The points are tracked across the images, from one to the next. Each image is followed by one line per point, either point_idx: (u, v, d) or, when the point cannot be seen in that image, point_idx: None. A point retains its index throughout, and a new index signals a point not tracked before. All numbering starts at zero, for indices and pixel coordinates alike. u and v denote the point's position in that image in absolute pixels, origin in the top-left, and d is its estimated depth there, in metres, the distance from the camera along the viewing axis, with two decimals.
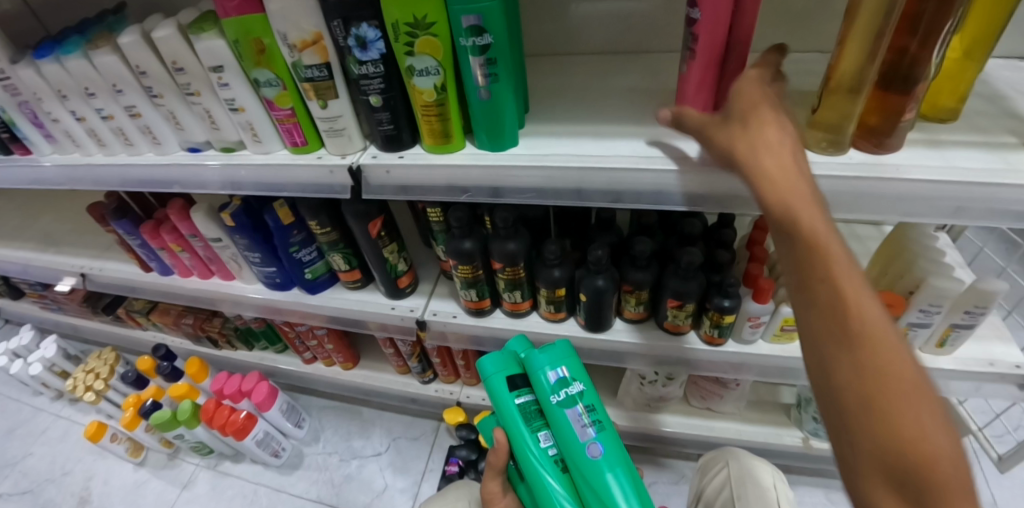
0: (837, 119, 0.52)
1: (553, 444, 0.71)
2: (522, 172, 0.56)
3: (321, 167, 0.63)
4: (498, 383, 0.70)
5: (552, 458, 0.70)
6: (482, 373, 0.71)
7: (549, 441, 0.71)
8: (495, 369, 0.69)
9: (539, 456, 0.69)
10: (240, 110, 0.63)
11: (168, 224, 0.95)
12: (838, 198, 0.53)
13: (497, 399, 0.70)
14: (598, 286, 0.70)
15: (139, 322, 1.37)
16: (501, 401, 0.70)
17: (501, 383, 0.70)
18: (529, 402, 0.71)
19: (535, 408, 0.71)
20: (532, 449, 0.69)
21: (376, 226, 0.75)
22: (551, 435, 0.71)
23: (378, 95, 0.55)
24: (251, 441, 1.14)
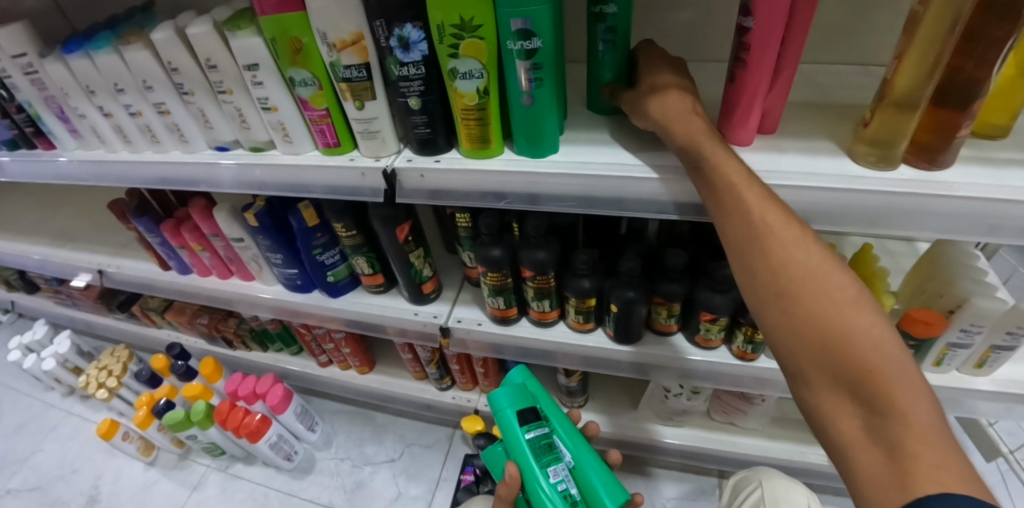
0: (888, 135, 0.49)
1: (563, 480, 0.70)
2: (562, 180, 0.54)
3: (352, 169, 0.62)
4: (510, 417, 0.70)
5: (562, 494, 0.69)
6: (494, 406, 0.72)
7: (560, 477, 0.70)
8: (506, 402, 0.71)
9: (549, 492, 0.68)
10: (272, 110, 0.62)
11: (190, 223, 0.95)
12: (891, 214, 0.51)
13: (508, 430, 0.71)
14: (630, 297, 0.68)
15: (154, 320, 1.36)
16: (513, 434, 0.70)
17: (512, 417, 0.70)
18: (539, 436, 0.71)
19: (546, 442, 0.71)
20: (543, 485, 0.69)
21: (404, 231, 0.74)
22: (562, 470, 0.70)
23: (418, 97, 0.53)
24: (264, 444, 1.13)
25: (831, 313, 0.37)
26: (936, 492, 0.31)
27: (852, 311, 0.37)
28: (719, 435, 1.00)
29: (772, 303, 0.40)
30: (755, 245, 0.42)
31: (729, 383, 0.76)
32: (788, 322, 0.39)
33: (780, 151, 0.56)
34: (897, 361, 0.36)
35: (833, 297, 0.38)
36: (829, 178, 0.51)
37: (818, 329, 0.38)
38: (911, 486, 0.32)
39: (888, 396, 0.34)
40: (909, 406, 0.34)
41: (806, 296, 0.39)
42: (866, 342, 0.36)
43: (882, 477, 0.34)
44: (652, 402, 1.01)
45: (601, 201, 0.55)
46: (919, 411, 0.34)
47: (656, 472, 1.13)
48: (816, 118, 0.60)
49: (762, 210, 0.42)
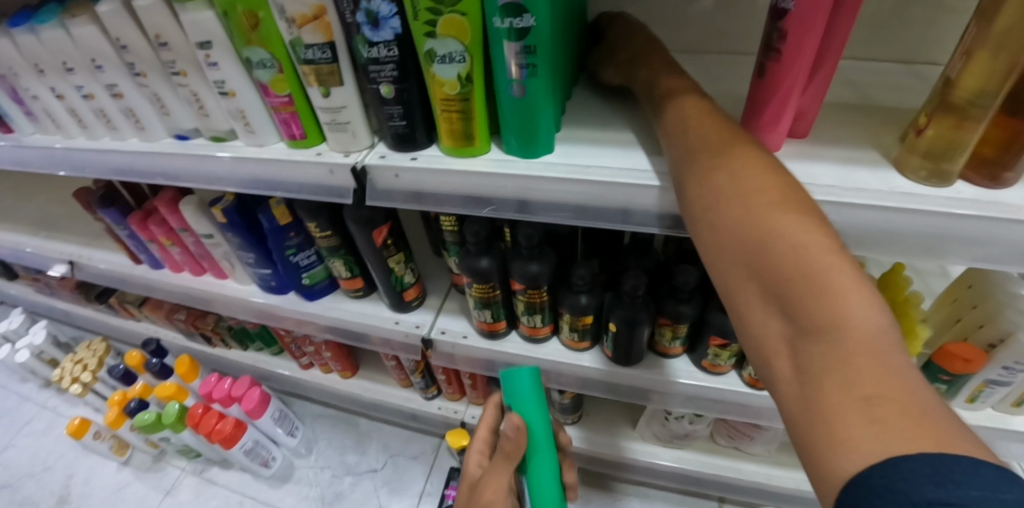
0: (945, 147, 0.41)
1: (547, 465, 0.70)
2: (557, 186, 0.46)
3: (320, 165, 0.55)
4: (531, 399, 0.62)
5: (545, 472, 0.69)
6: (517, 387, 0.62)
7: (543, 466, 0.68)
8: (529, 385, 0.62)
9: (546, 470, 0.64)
10: (230, 95, 0.54)
11: (158, 216, 0.88)
12: (943, 240, 0.43)
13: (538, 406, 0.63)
14: (631, 317, 0.61)
15: (132, 314, 1.31)
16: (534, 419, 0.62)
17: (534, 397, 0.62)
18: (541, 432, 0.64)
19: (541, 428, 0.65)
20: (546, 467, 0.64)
21: (382, 234, 0.66)
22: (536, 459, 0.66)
23: (390, 84, 0.46)
24: (238, 450, 1.07)
25: (756, 232, 0.31)
26: (866, 438, 0.24)
27: (776, 221, 0.31)
28: (722, 460, 0.93)
29: (709, 233, 0.35)
30: (708, 181, 0.36)
31: (736, 413, 0.69)
32: (720, 247, 0.34)
33: (814, 160, 0.48)
34: (834, 270, 0.28)
35: (751, 199, 0.32)
36: (874, 193, 0.43)
37: (743, 254, 0.32)
38: (828, 420, 0.26)
39: (804, 313, 0.28)
40: (852, 341, 0.26)
41: (735, 215, 0.33)
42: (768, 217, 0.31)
43: (817, 413, 0.27)
44: (651, 422, 0.94)
45: (606, 212, 0.47)
46: (866, 336, 0.26)
47: (652, 493, 1.06)
48: (853, 123, 0.52)
49: (722, 174, 0.35)
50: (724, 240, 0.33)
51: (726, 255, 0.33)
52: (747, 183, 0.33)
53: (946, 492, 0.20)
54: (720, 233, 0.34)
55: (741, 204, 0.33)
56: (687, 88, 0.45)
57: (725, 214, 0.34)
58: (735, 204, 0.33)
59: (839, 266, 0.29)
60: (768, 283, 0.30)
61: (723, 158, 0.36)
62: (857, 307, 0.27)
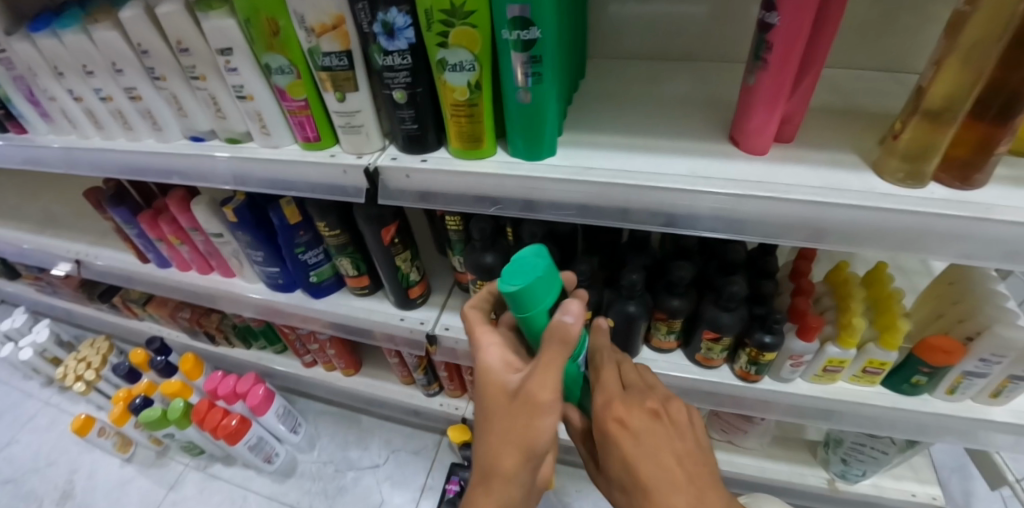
0: (919, 150, 0.44)
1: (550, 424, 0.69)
2: (560, 186, 0.49)
3: (333, 165, 0.57)
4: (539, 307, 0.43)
5: None
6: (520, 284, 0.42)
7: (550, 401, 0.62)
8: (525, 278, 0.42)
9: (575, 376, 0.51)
10: (248, 99, 0.57)
11: (168, 215, 0.90)
12: (920, 238, 0.46)
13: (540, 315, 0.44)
14: (629, 312, 0.64)
15: (136, 311, 1.32)
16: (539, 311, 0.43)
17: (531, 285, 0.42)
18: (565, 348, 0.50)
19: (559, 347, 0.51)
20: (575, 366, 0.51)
21: (390, 232, 0.69)
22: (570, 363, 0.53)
23: (403, 90, 0.49)
24: (243, 445, 1.09)
25: (546, 448, 0.42)
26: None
27: (538, 430, 0.41)
28: (715, 453, 0.96)
29: (546, 451, 0.44)
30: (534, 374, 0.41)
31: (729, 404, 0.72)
32: (545, 449, 0.43)
33: (800, 163, 0.51)
34: (629, 458, 0.45)
35: (543, 449, 0.42)
36: (856, 194, 0.46)
37: (528, 456, 0.42)
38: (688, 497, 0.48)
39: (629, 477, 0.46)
40: (664, 494, 0.44)
41: (539, 453, 0.42)
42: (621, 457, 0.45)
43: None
44: None
45: (606, 210, 0.50)
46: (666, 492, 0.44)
47: None
48: (838, 128, 0.55)
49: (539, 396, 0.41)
50: (543, 453, 0.42)
51: (548, 446, 0.43)
52: (536, 417, 0.41)
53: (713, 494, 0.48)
54: (544, 442, 0.43)
55: (530, 433, 0.41)
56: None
57: (540, 453, 0.42)
58: (528, 433, 0.41)
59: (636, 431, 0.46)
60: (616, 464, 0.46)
61: (534, 407, 0.41)
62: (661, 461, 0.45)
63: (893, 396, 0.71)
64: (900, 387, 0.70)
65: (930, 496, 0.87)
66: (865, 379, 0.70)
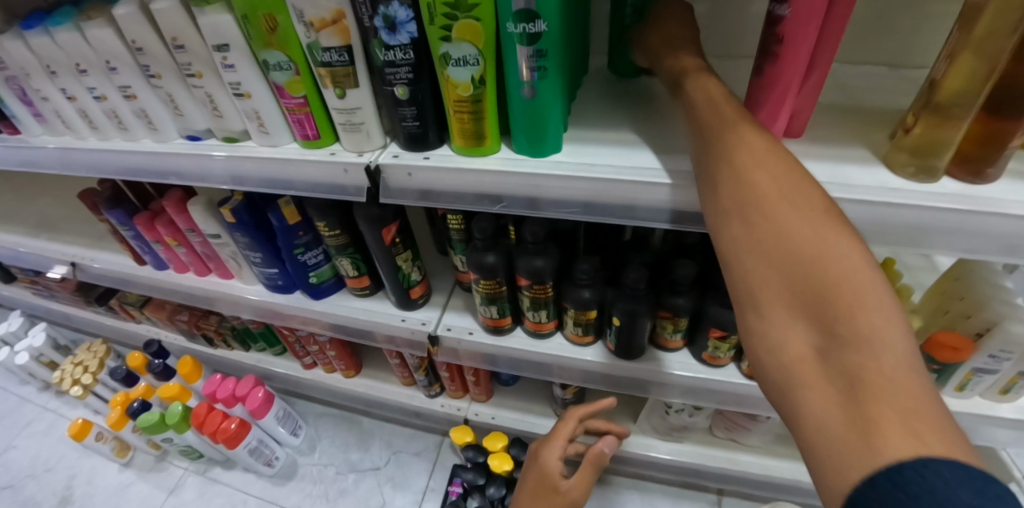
0: (933, 143, 0.44)
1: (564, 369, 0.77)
2: (566, 183, 0.48)
3: (334, 164, 0.56)
4: None
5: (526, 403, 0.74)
6: None
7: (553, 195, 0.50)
8: None
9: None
10: (245, 96, 0.56)
11: (165, 217, 0.89)
12: (932, 234, 0.45)
13: None
14: (634, 311, 0.63)
15: (133, 314, 1.31)
16: None
17: None
18: None
19: None
20: None
21: (391, 232, 0.68)
22: None
23: (405, 86, 0.47)
24: (243, 449, 1.08)
25: (801, 244, 0.32)
26: (904, 448, 0.25)
27: (822, 234, 0.32)
28: (719, 452, 0.95)
29: (740, 224, 0.36)
30: (729, 158, 0.38)
31: (735, 403, 0.71)
32: (753, 243, 0.35)
33: (809, 159, 0.50)
34: (864, 284, 0.30)
35: (800, 221, 0.33)
36: (866, 189, 0.46)
37: (775, 248, 0.33)
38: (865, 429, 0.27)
39: (845, 324, 0.29)
40: (877, 369, 0.28)
41: (767, 209, 0.35)
42: (839, 275, 0.31)
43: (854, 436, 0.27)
44: (650, 416, 0.96)
45: (612, 207, 0.49)
46: (890, 346, 0.28)
47: (651, 486, 1.08)
48: (845, 123, 0.55)
49: (760, 176, 0.36)
50: (762, 235, 0.34)
51: (768, 234, 0.34)
52: (789, 187, 0.35)
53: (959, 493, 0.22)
54: (748, 226, 0.35)
55: (791, 196, 0.35)
56: (700, 67, 0.48)
57: (787, 229, 0.33)
58: (789, 205, 0.34)
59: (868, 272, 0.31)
60: (797, 281, 0.32)
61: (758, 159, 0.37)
62: (890, 316, 0.29)
63: None
64: None
65: None
66: None
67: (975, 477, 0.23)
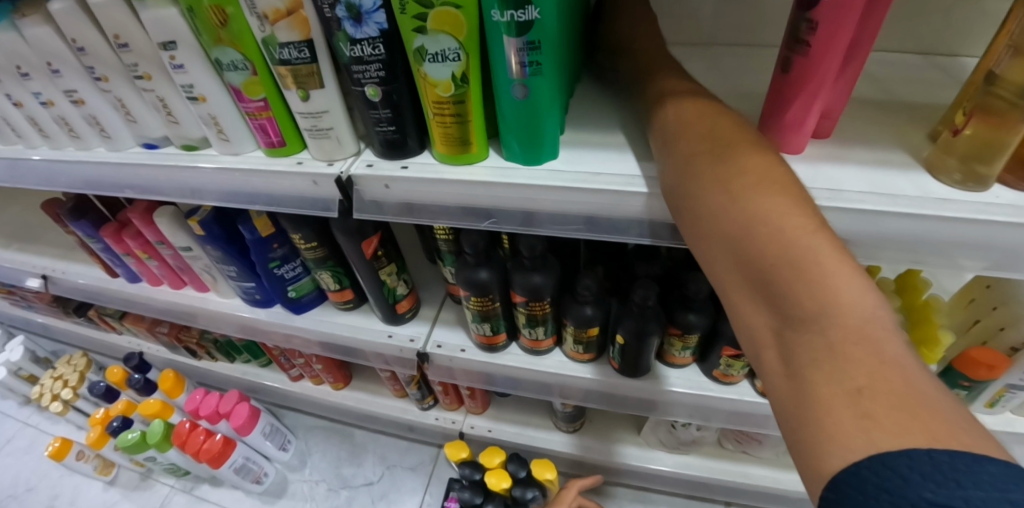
0: (986, 146, 0.37)
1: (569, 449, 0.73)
2: (564, 197, 0.42)
3: (302, 176, 0.50)
4: None
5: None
6: None
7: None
8: None
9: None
10: (200, 100, 0.49)
11: (132, 228, 0.82)
12: (987, 250, 0.39)
13: None
14: (642, 329, 0.57)
15: (113, 326, 1.25)
16: None
17: None
18: None
19: None
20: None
21: (372, 245, 0.61)
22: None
23: (376, 86, 0.41)
24: (228, 468, 1.02)
25: (736, 219, 0.29)
26: (860, 439, 0.22)
27: (757, 203, 0.29)
28: (730, 465, 0.90)
29: (689, 213, 0.34)
30: (677, 146, 0.36)
31: (750, 424, 0.66)
32: (701, 230, 0.32)
33: (840, 162, 0.44)
34: (813, 250, 0.27)
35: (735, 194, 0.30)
36: (911, 200, 0.39)
37: (718, 231, 0.31)
38: (820, 417, 0.24)
39: (793, 303, 0.26)
40: (833, 348, 0.24)
41: (710, 197, 0.31)
42: (783, 245, 0.27)
43: (812, 429, 0.24)
44: (657, 429, 0.91)
45: (617, 222, 0.43)
46: (853, 320, 0.25)
47: (657, 498, 1.03)
48: (879, 120, 0.48)
49: (700, 155, 0.34)
50: (704, 220, 0.32)
51: (709, 216, 0.32)
52: (726, 158, 0.32)
53: (946, 493, 0.19)
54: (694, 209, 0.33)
55: (727, 168, 0.32)
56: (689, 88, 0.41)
57: (720, 208, 0.30)
58: (725, 179, 0.31)
59: (821, 239, 0.27)
60: (743, 263, 0.29)
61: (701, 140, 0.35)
62: (844, 281, 0.26)
63: None
64: None
65: None
66: None
67: (942, 468, 0.20)
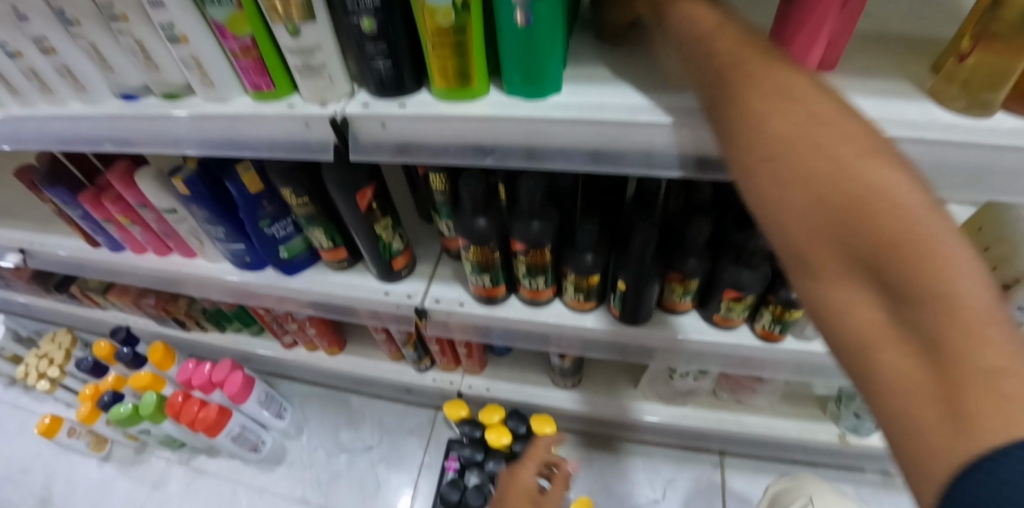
0: (993, 71, 0.37)
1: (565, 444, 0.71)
2: (569, 131, 0.41)
3: (293, 118, 0.48)
4: None
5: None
6: None
7: None
8: None
9: None
10: (180, 40, 0.47)
11: (113, 192, 0.79)
12: (987, 174, 0.40)
13: None
14: (641, 274, 0.57)
15: (96, 301, 1.22)
16: None
17: None
18: None
19: None
20: None
21: (366, 197, 0.60)
22: None
23: (371, 16, 0.39)
24: (225, 437, 1.02)
25: (825, 179, 0.25)
26: (1006, 435, 0.19)
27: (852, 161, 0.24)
28: (724, 414, 0.93)
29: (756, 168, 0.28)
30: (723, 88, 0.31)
31: (746, 366, 0.67)
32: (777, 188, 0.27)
33: (846, 93, 0.43)
34: (918, 212, 0.23)
35: (815, 147, 0.26)
36: (915, 126, 0.40)
37: (804, 192, 0.26)
38: (962, 415, 0.20)
39: (905, 279, 0.22)
40: (957, 329, 0.21)
41: (783, 153, 0.26)
42: (883, 210, 0.23)
43: (941, 426, 0.21)
44: (653, 381, 0.93)
45: (624, 157, 0.42)
46: (976, 292, 0.21)
47: (652, 450, 1.06)
48: (882, 52, 0.48)
49: (757, 97, 0.29)
50: (779, 175, 0.27)
51: (784, 172, 0.26)
52: (793, 103, 0.27)
53: None
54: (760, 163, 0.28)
55: (799, 114, 0.27)
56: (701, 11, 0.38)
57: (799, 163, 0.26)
58: (803, 127, 0.26)
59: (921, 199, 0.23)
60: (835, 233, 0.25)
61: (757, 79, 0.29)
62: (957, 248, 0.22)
63: None
64: None
65: None
66: None
67: None
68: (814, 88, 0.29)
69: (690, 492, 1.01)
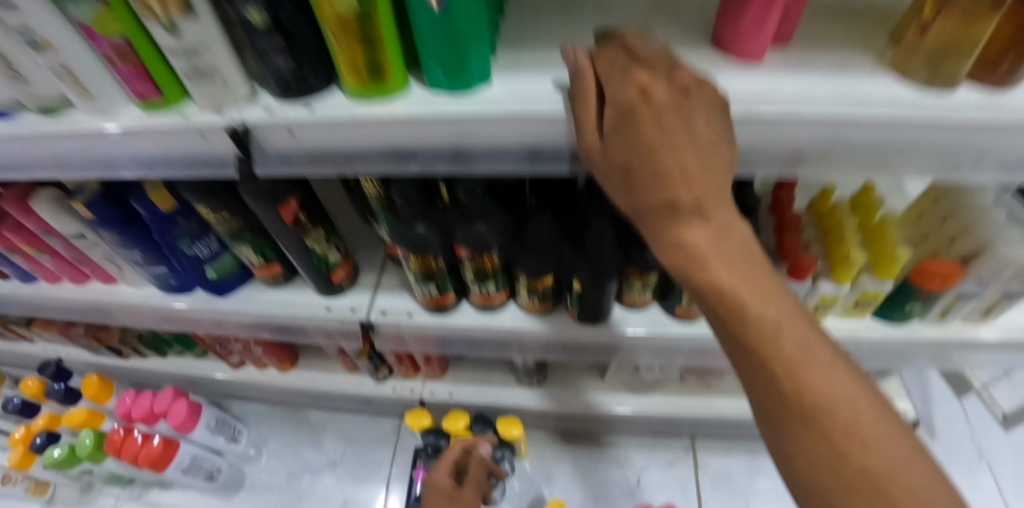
0: (957, 41, 0.34)
1: None
2: (500, 129, 0.37)
3: (187, 129, 0.42)
4: None
5: None
6: None
7: None
8: None
9: None
10: (42, 46, 0.39)
11: (8, 218, 0.70)
12: (948, 148, 0.37)
13: None
14: (596, 272, 0.54)
15: (18, 334, 1.10)
16: None
17: None
18: None
19: None
20: None
21: (290, 210, 0.54)
22: None
23: (259, 6, 0.33)
24: (175, 469, 0.95)
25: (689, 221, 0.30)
26: (815, 393, 0.29)
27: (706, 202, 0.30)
28: (692, 399, 0.92)
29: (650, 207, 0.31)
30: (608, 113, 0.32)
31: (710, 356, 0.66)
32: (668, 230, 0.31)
33: (807, 69, 0.39)
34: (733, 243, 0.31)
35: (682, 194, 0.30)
36: (880, 103, 0.36)
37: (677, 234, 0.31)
38: (798, 386, 0.29)
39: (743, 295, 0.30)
40: (765, 327, 0.30)
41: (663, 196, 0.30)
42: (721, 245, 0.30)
43: (797, 400, 0.29)
44: (620, 373, 0.90)
45: (561, 152, 0.38)
46: (769, 294, 0.31)
47: (625, 440, 1.05)
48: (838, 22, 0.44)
49: (645, 128, 0.30)
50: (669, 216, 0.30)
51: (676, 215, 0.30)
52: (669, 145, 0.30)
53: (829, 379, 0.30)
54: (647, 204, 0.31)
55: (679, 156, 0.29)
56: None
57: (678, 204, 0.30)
58: (681, 169, 0.29)
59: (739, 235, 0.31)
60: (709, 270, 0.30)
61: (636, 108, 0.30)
62: (755, 266, 0.31)
63: (885, 327, 0.66)
64: (891, 316, 0.65)
65: (898, 410, 0.94)
66: (855, 312, 0.65)
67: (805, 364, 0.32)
68: (687, 108, 0.31)
69: (664, 478, 1.01)
